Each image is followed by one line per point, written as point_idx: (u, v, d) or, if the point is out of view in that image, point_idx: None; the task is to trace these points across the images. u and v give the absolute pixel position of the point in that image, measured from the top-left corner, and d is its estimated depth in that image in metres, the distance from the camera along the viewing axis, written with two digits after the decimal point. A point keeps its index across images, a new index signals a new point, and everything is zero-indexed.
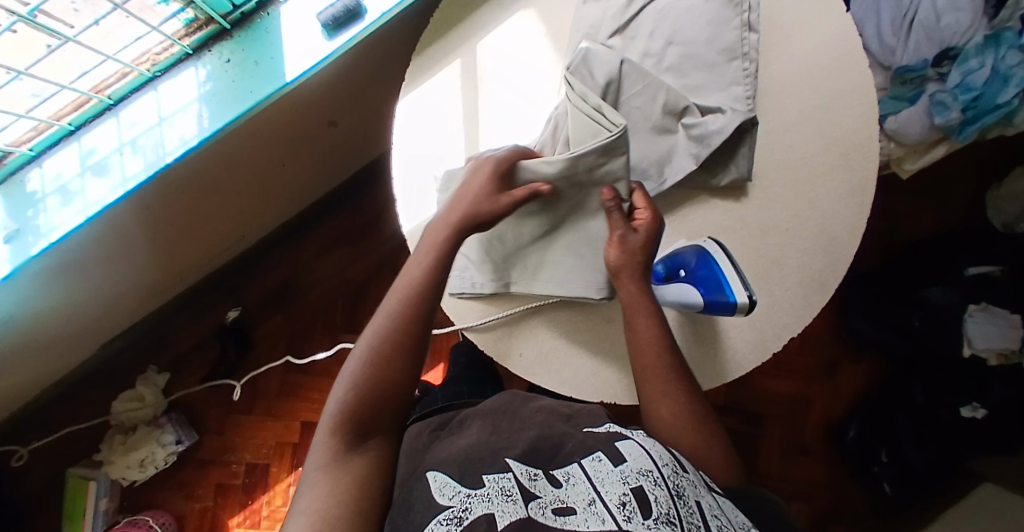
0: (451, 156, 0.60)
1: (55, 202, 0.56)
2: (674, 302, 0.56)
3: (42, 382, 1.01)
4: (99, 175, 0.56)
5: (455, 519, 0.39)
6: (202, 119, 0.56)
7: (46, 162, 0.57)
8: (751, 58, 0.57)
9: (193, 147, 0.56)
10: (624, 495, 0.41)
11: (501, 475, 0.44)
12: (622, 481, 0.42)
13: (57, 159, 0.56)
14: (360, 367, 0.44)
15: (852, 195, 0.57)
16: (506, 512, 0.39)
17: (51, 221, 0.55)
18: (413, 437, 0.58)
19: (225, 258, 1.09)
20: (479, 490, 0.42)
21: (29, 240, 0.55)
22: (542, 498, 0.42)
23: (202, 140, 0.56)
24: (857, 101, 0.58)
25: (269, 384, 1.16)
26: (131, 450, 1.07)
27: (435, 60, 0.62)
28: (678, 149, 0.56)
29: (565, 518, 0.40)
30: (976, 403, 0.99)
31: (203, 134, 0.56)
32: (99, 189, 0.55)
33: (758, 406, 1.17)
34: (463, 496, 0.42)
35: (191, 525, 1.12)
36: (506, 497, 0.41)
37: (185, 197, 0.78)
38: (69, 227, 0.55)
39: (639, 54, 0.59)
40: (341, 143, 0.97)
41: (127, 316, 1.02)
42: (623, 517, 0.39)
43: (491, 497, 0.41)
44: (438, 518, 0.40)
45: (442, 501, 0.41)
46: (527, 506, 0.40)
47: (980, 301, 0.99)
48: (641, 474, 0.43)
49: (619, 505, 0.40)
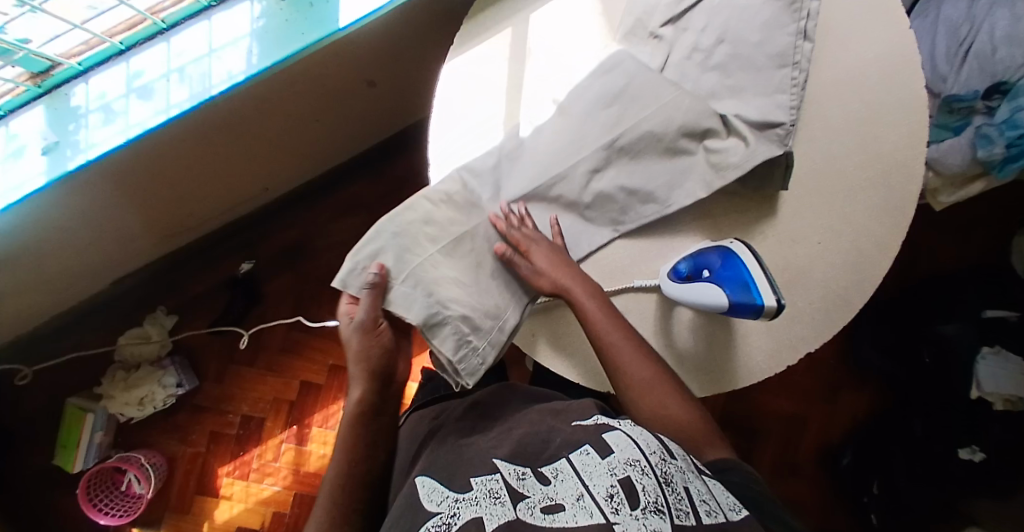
0: (489, 121, 0.59)
1: (97, 120, 0.56)
2: (695, 302, 0.53)
3: (53, 308, 1.03)
4: (144, 98, 0.56)
5: (443, 525, 0.41)
6: (250, 55, 0.56)
7: (92, 79, 0.56)
8: (801, 67, 0.54)
9: (240, 83, 0.56)
10: (612, 487, 0.40)
11: (489, 477, 0.44)
12: (610, 473, 0.41)
13: (105, 78, 0.56)
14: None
15: (887, 215, 0.56)
16: (495, 515, 0.40)
17: (90, 138, 0.55)
18: (416, 429, 0.61)
19: (245, 208, 1.09)
20: (467, 494, 0.43)
21: (68, 153, 0.55)
22: (530, 498, 0.41)
23: (250, 76, 0.55)
24: (905, 120, 0.57)
25: (273, 339, 1.16)
26: (131, 387, 1.08)
27: (486, 27, 0.61)
28: (693, 172, 0.55)
29: (554, 516, 0.39)
30: (975, 447, 0.98)
31: (250, 70, 0.56)
32: (141, 112, 0.55)
33: (755, 424, 1.16)
34: (451, 502, 0.43)
35: (180, 468, 1.13)
36: (493, 500, 0.41)
37: (216, 137, 0.78)
38: (107, 147, 0.55)
39: (687, 48, 0.57)
40: (376, 105, 0.97)
41: (143, 254, 1.03)
42: (610, 509, 0.39)
43: (479, 501, 0.42)
44: (428, 524, 0.41)
45: (431, 507, 0.43)
46: (515, 507, 0.40)
47: (993, 343, 0.98)
48: (628, 464, 0.42)
49: (606, 497, 0.40)
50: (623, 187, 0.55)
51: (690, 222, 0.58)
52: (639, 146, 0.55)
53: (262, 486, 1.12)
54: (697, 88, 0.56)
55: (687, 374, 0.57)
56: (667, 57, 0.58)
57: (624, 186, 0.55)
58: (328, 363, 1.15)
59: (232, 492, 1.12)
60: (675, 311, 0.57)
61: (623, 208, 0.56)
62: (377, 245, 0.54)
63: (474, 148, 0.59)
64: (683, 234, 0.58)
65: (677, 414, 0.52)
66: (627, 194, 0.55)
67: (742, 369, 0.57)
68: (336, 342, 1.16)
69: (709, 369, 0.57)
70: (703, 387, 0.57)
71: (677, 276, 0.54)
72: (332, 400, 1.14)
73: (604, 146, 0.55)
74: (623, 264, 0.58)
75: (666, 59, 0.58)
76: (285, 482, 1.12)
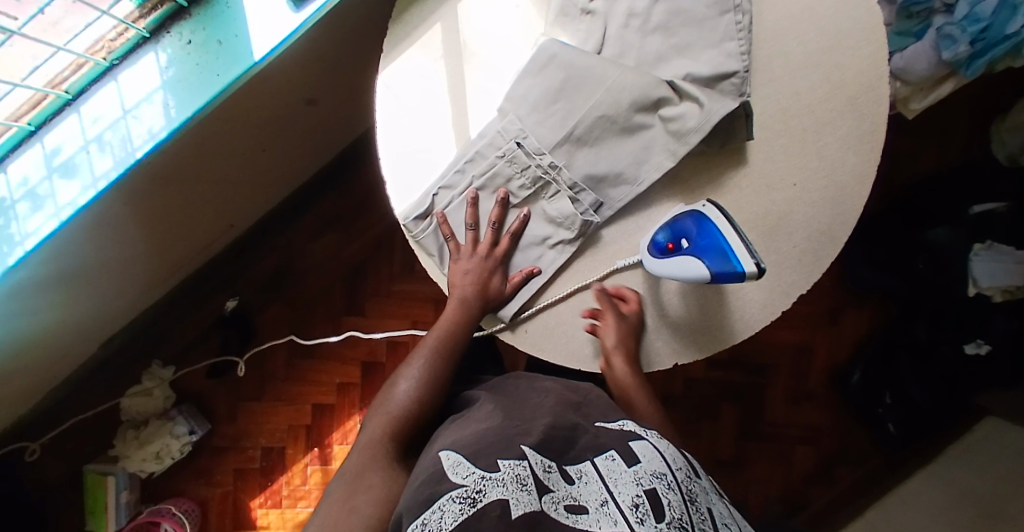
0: (437, 128, 0.57)
1: (25, 208, 0.53)
2: (677, 276, 0.52)
3: (47, 384, 1.01)
4: (67, 176, 0.53)
5: (468, 498, 0.38)
6: (168, 109, 0.53)
7: (11, 166, 0.53)
8: (744, 9, 0.51)
9: (163, 139, 0.53)
10: (638, 497, 0.40)
11: (516, 462, 0.41)
12: (636, 483, 0.41)
13: (22, 163, 0.53)
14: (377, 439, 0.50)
15: (861, 142, 0.55)
16: (520, 501, 0.37)
17: (24, 228, 0.53)
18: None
19: (217, 246, 1.07)
20: (494, 473, 0.40)
21: (3, 249, 0.53)
22: (555, 493, 0.40)
23: (171, 131, 0.53)
24: (863, 40, 0.55)
25: (277, 370, 1.16)
26: (145, 443, 1.07)
27: (415, 26, 0.57)
28: (654, 145, 0.52)
29: (577, 516, 0.38)
30: (980, 340, 1.00)
31: (171, 124, 0.53)
32: (68, 191, 0.53)
33: (764, 359, 1.17)
34: (477, 477, 0.40)
35: (213, 509, 1.14)
36: (520, 485, 0.38)
37: (164, 190, 0.75)
38: (43, 233, 0.53)
39: (624, 14, 0.53)
40: (325, 117, 0.94)
41: (123, 313, 1.01)
42: (636, 518, 0.38)
43: (506, 483, 0.39)
44: (450, 494, 0.38)
45: (455, 480, 0.40)
46: (541, 499, 0.38)
47: (985, 239, 0.98)
48: (655, 476, 0.43)
49: (632, 506, 0.39)
50: (588, 178, 0.53)
51: (663, 191, 0.56)
52: (595, 133, 0.52)
53: (298, 509, 1.14)
54: (642, 55, 0.53)
55: (682, 342, 0.57)
56: (605, 31, 0.54)
57: (589, 175, 0.53)
58: (336, 382, 1.16)
59: (269, 521, 1.13)
60: (662, 283, 0.56)
61: (576, 217, 0.53)
62: (441, 197, 0.56)
63: (429, 156, 0.57)
64: (659, 204, 0.56)
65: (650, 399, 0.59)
66: (593, 187, 0.53)
67: (736, 325, 0.56)
68: (339, 361, 1.16)
69: (698, 335, 0.56)
70: (693, 353, 0.57)
71: (657, 249, 0.53)
72: (347, 416, 1.15)
73: (560, 144, 0.53)
74: (603, 245, 0.57)
75: (604, 33, 0.54)
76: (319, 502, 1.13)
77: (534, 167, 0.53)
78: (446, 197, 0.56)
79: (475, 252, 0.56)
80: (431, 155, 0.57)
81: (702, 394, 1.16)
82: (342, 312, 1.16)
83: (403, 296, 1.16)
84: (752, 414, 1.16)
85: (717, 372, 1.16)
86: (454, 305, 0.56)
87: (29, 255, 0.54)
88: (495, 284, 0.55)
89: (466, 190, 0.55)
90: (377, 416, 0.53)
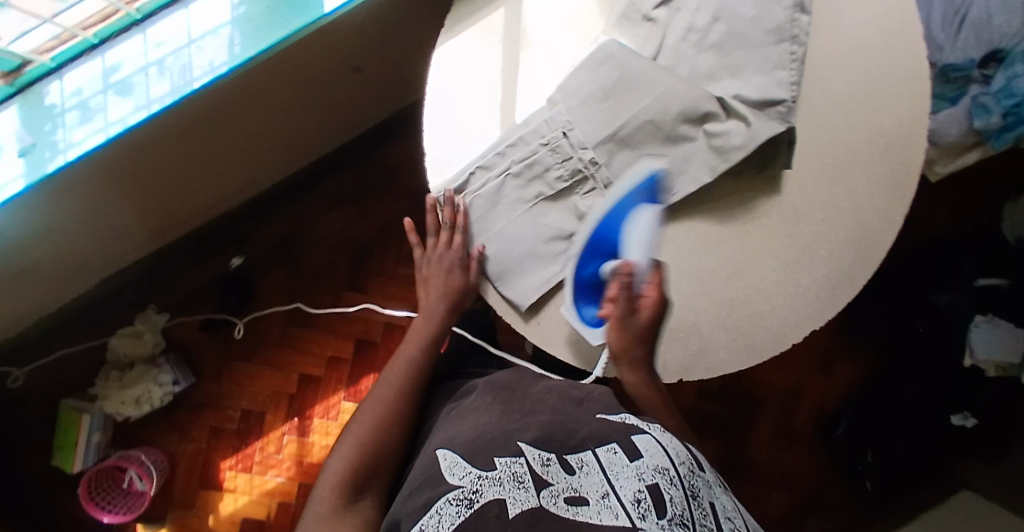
0: (485, 108, 0.57)
1: (74, 118, 0.53)
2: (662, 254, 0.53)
3: (38, 311, 1.00)
4: (122, 94, 0.53)
5: (466, 500, 0.39)
6: (233, 45, 0.53)
7: (66, 75, 0.54)
8: (800, 41, 0.53)
9: (222, 74, 0.53)
10: (640, 492, 0.38)
11: (513, 459, 0.43)
12: (638, 477, 0.40)
13: (79, 74, 0.54)
14: (362, 442, 0.51)
15: (891, 189, 0.56)
16: (517, 499, 0.38)
17: (69, 138, 0.53)
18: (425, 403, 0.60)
19: (233, 201, 1.07)
20: (491, 472, 0.42)
21: (46, 155, 0.53)
22: (553, 486, 0.40)
23: (233, 67, 0.53)
24: (905, 90, 0.56)
25: (270, 334, 1.15)
26: (126, 387, 1.06)
27: (478, 7, 0.58)
28: (694, 158, 0.53)
29: (577, 508, 0.37)
30: (967, 412, 1.02)
31: (233, 60, 0.53)
32: (121, 109, 0.53)
33: (752, 398, 1.17)
34: (474, 477, 0.42)
35: (182, 465, 1.13)
36: (517, 483, 0.40)
37: (196, 131, 0.76)
38: (87, 146, 0.53)
39: (683, 28, 0.54)
40: (364, 90, 0.95)
41: (128, 253, 1.01)
42: (638, 514, 0.36)
43: (503, 482, 0.40)
44: (448, 496, 0.40)
45: (452, 481, 0.42)
46: (539, 494, 0.39)
47: (986, 312, 0.99)
48: (658, 471, 0.41)
49: (634, 502, 0.37)
50: (625, 179, 0.54)
51: (693, 207, 0.57)
52: (638, 136, 0.53)
53: (266, 478, 1.12)
54: (694, 69, 0.54)
55: (691, 358, 0.56)
56: (662, 40, 0.55)
57: (628, 177, 0.53)
58: (327, 354, 1.15)
59: (237, 484, 1.12)
60: (678, 296, 0.57)
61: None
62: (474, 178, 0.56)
63: (472, 133, 0.58)
64: (687, 219, 0.57)
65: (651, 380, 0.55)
66: None
67: (748, 348, 0.56)
68: (333, 334, 1.15)
69: (708, 353, 0.56)
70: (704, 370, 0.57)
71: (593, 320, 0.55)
72: (332, 391, 1.14)
73: (604, 141, 0.53)
74: None
75: (661, 42, 0.55)
76: (289, 473, 1.12)
77: (571, 163, 0.54)
78: (482, 177, 0.56)
79: (437, 247, 0.58)
80: (473, 133, 0.57)
81: (687, 423, 1.16)
82: (345, 286, 1.16)
83: (407, 280, 1.16)
84: (733, 450, 1.16)
85: (705, 404, 1.17)
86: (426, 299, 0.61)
87: (69, 165, 0.54)
88: (454, 280, 0.58)
89: (503, 173, 0.55)
90: (363, 419, 0.53)
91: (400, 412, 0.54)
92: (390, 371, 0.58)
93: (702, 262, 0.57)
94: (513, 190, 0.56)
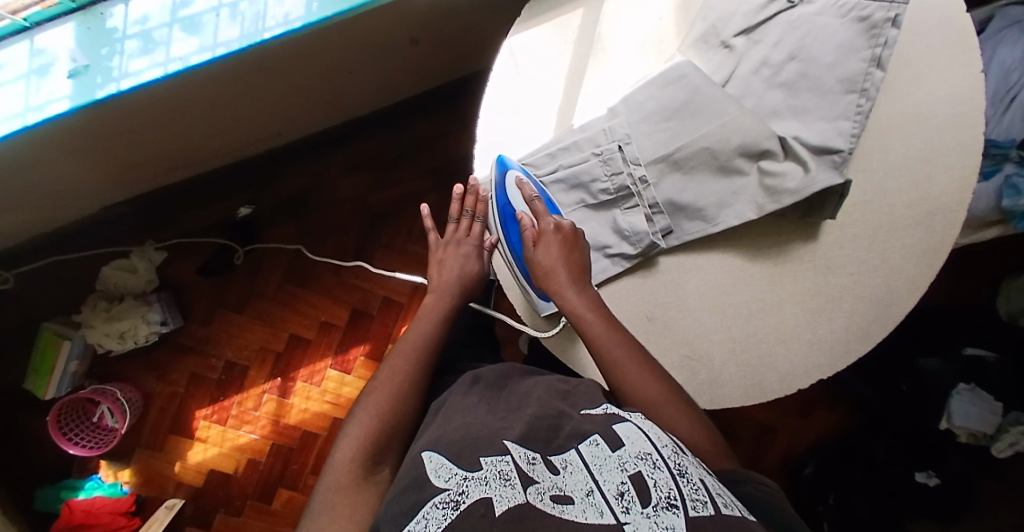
0: (544, 105, 0.57)
1: (133, 47, 0.53)
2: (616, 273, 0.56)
3: (37, 224, 0.98)
4: (188, 31, 0.54)
5: (451, 503, 0.37)
6: (311, 2, 0.54)
7: None
8: (869, 95, 0.52)
9: (295, 29, 0.54)
10: (623, 485, 0.38)
11: (499, 458, 0.41)
12: (621, 469, 0.39)
13: (145, 1, 0.54)
14: (373, 416, 0.49)
15: (925, 255, 0.55)
16: (504, 498, 0.37)
17: (126, 67, 0.53)
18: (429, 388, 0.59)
19: (252, 148, 1.05)
20: (477, 473, 0.40)
21: (98, 80, 0.53)
22: (540, 484, 0.39)
23: (308, 23, 0.54)
24: (959, 163, 0.56)
25: (266, 289, 1.13)
26: (114, 319, 1.03)
27: (559, 3, 0.59)
28: (745, 193, 0.53)
29: (563, 507, 0.36)
30: (931, 472, 1.06)
31: (309, 17, 0.54)
32: (185, 47, 0.54)
33: (730, 427, 1.18)
34: (459, 479, 0.39)
35: (156, 405, 1.11)
36: (503, 482, 0.38)
37: (243, 81, 0.75)
38: (144, 78, 0.53)
39: (757, 60, 0.54)
40: (409, 63, 0.93)
41: (139, 184, 0.98)
42: (621, 508, 0.36)
43: (489, 481, 0.38)
44: (434, 500, 0.38)
45: (438, 483, 0.40)
46: (526, 492, 0.37)
47: (970, 381, 1.02)
48: (639, 458, 0.40)
49: (616, 496, 0.37)
50: (670, 201, 0.54)
51: (728, 239, 0.57)
52: (692, 162, 0.53)
53: (239, 432, 1.11)
54: (760, 104, 0.54)
55: (699, 388, 0.56)
56: (734, 69, 0.55)
57: (673, 199, 0.54)
58: (320, 319, 1.13)
59: (208, 435, 1.10)
60: (699, 325, 0.56)
61: (646, 236, 0.54)
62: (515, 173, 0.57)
63: (526, 126, 0.58)
64: (721, 252, 0.57)
65: (600, 302, 0.53)
66: (669, 215, 0.55)
67: (758, 387, 0.56)
68: (330, 300, 1.13)
69: (715, 387, 0.56)
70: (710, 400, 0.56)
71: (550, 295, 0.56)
72: (319, 357, 1.13)
73: (657, 161, 0.54)
74: (662, 271, 0.57)
75: (732, 71, 0.55)
76: (263, 431, 1.11)
77: (618, 177, 0.54)
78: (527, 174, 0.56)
79: (456, 234, 0.61)
80: (526, 126, 0.58)
81: None
82: (350, 254, 1.14)
83: (412, 258, 1.15)
84: None
85: None
86: (437, 276, 0.60)
87: (120, 94, 0.54)
88: (470, 267, 0.60)
89: (549, 175, 0.56)
90: (374, 393, 0.51)
91: (410, 388, 0.52)
92: (403, 345, 0.55)
93: (730, 296, 0.57)
94: (556, 193, 0.56)
